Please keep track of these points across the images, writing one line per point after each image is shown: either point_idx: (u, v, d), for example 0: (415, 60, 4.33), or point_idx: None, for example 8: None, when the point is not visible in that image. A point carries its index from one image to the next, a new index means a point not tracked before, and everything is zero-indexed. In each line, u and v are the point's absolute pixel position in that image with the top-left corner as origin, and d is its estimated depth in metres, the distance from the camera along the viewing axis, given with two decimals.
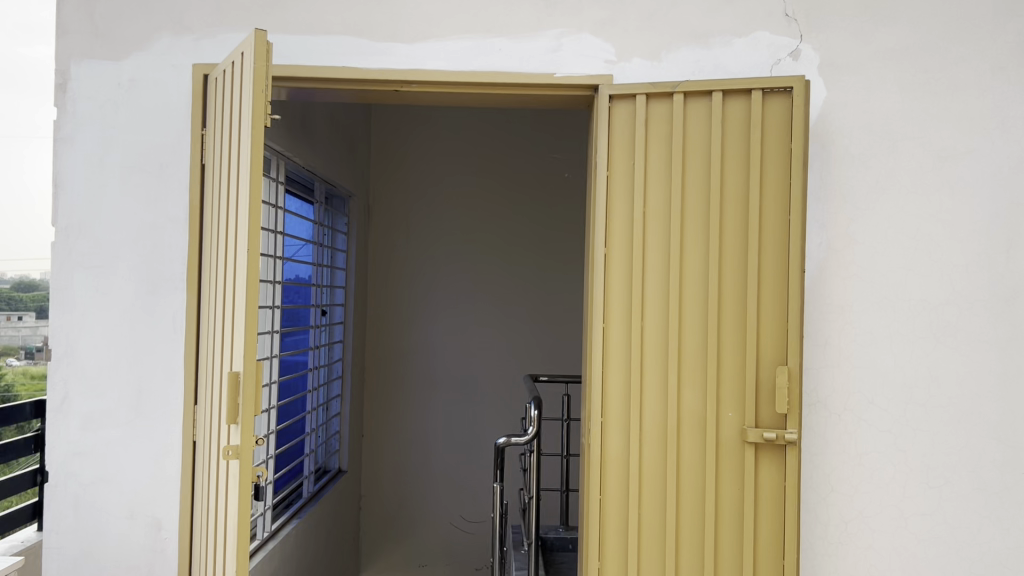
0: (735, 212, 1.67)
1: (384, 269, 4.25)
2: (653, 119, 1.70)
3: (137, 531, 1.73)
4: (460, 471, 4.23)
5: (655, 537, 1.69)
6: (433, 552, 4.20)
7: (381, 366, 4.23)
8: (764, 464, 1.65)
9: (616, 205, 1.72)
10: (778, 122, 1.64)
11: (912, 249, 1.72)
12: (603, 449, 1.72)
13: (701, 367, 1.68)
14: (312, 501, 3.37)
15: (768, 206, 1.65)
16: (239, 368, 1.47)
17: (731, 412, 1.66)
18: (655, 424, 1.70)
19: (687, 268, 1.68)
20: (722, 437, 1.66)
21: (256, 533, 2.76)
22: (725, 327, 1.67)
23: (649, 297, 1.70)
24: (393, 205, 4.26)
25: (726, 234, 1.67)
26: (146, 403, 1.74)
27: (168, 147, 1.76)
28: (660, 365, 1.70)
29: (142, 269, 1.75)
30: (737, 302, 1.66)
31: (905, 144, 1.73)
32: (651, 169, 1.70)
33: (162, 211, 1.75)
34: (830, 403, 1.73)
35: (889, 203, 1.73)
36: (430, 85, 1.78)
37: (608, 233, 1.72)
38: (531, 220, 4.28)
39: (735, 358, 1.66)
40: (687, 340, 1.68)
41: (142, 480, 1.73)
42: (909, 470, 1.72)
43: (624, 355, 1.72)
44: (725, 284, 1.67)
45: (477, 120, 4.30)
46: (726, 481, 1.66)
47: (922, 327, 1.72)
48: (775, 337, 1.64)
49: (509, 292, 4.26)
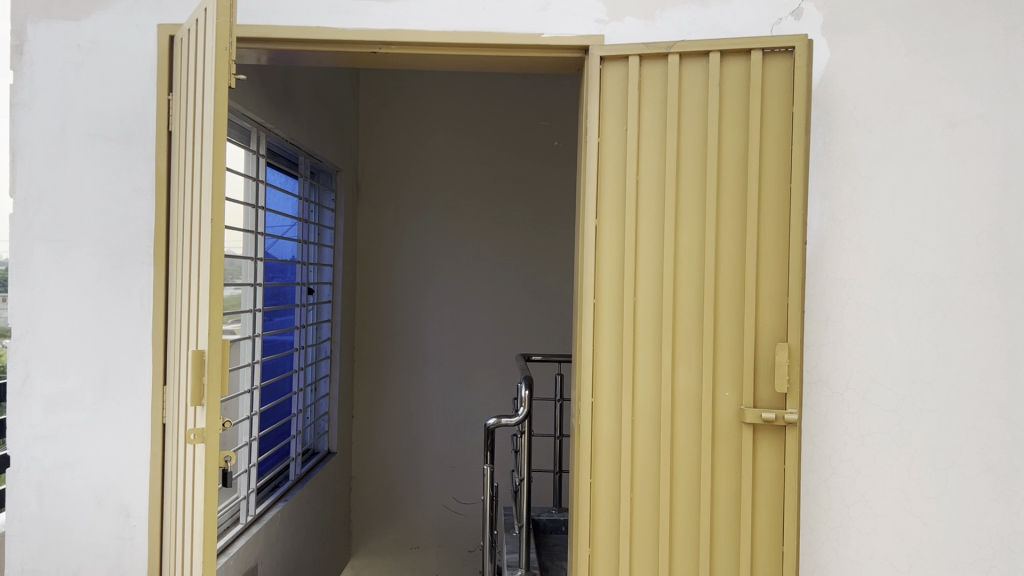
0: (733, 179, 1.57)
1: (375, 247, 4.16)
2: (646, 82, 1.60)
3: (104, 517, 1.65)
4: (452, 452, 4.16)
5: (647, 523, 1.61)
6: (425, 534, 4.15)
7: (372, 345, 4.16)
8: (762, 446, 1.56)
9: (607, 175, 1.62)
10: (779, 84, 1.55)
11: (919, 219, 1.63)
12: (593, 429, 1.64)
13: (697, 345, 1.59)
14: (299, 483, 3.29)
15: (769, 174, 1.56)
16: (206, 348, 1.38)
17: (728, 392, 1.58)
18: (649, 403, 1.62)
19: (681, 239, 1.59)
20: (718, 418, 1.58)
21: (239, 517, 2.70)
22: (722, 302, 1.58)
23: (642, 270, 1.61)
24: (383, 181, 4.15)
25: (723, 203, 1.58)
26: (112, 383, 1.65)
27: (132, 113, 1.66)
28: (654, 343, 1.61)
29: (106, 243, 1.66)
30: (736, 275, 1.57)
31: (912, 108, 1.63)
32: (644, 134, 1.60)
33: (127, 180, 1.66)
34: (833, 381, 1.65)
35: (897, 170, 1.63)
36: (409, 47, 1.68)
37: (598, 203, 1.62)
38: (525, 195, 4.17)
39: (732, 333, 1.58)
40: (681, 317, 1.60)
41: (111, 465, 1.65)
42: (914, 451, 1.63)
43: (615, 333, 1.63)
44: (723, 257, 1.58)
45: (468, 92, 4.19)
46: (721, 463, 1.58)
47: (928, 301, 1.63)
48: (775, 312, 1.55)
49: (500, 268, 4.17)
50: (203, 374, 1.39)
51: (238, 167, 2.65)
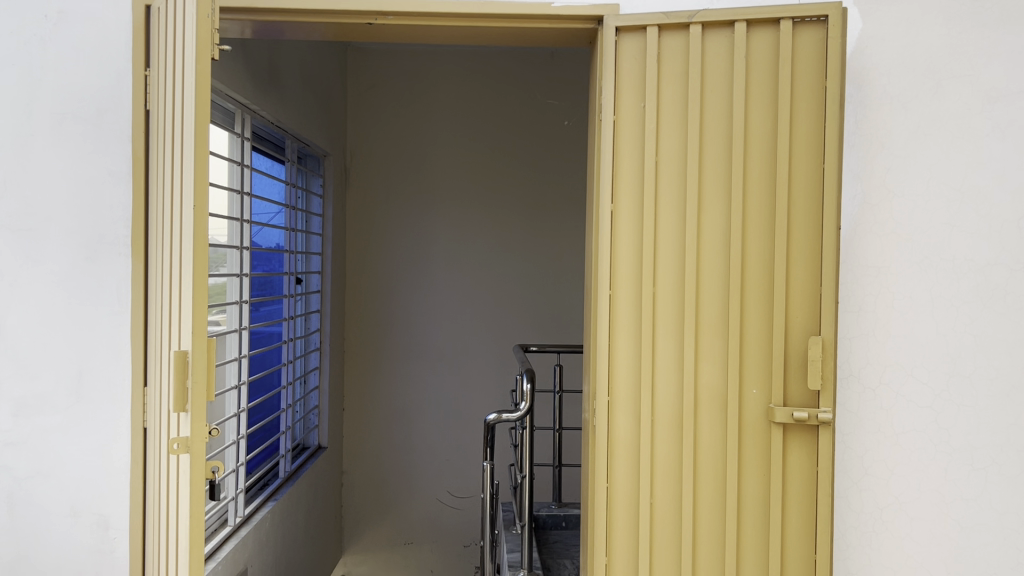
0: (760, 160, 1.46)
1: (365, 234, 4.03)
2: (666, 55, 1.48)
3: (81, 530, 1.52)
4: (446, 445, 4.04)
5: (668, 531, 1.50)
6: (418, 529, 4.04)
7: (362, 336, 4.04)
8: (793, 447, 1.46)
9: (624, 155, 1.50)
10: (810, 56, 1.44)
11: (957, 202, 1.51)
12: (610, 430, 1.52)
13: (722, 338, 1.48)
14: (289, 480, 3.16)
15: (799, 153, 1.45)
16: (191, 348, 1.27)
17: (755, 389, 1.47)
18: (670, 401, 1.50)
19: (704, 224, 1.48)
20: (745, 417, 1.47)
21: (228, 519, 2.59)
22: (748, 291, 1.47)
23: (663, 258, 1.49)
24: (372, 166, 4.02)
25: (750, 186, 1.46)
26: (88, 385, 1.52)
27: (106, 90, 1.51)
28: (675, 336, 1.50)
29: (80, 233, 1.52)
30: (764, 263, 1.46)
31: (950, 82, 1.50)
32: (664, 111, 1.48)
33: (102, 164, 1.52)
34: (864, 376, 1.54)
35: (934, 150, 1.51)
36: (407, 18, 1.55)
37: (615, 187, 1.50)
38: (520, 178, 4.05)
39: (760, 325, 1.47)
40: (705, 309, 1.48)
41: (88, 473, 1.52)
42: (951, 451, 1.51)
43: (633, 326, 1.51)
44: (750, 243, 1.47)
45: (460, 71, 4.05)
46: (749, 466, 1.48)
47: (968, 290, 1.51)
48: (806, 303, 1.45)
49: (496, 255, 4.05)
50: (188, 377, 1.28)
51: (222, 151, 2.52)
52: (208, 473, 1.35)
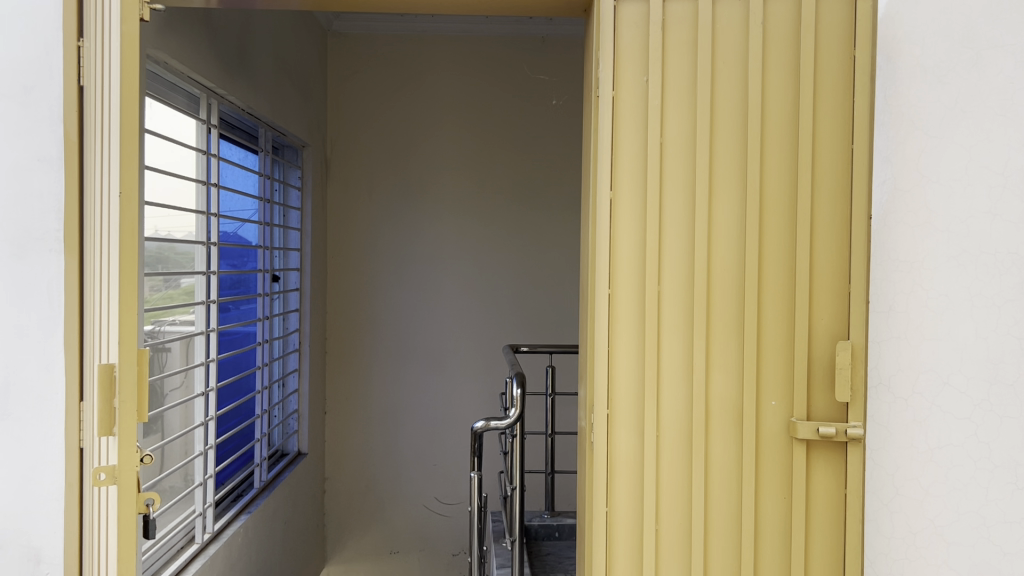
0: (780, 143, 1.29)
1: (347, 229, 3.85)
2: (671, 23, 1.30)
3: (7, 563, 1.32)
4: (433, 449, 3.87)
5: (675, 560, 1.33)
6: (404, 537, 3.87)
7: (345, 336, 3.85)
8: (817, 465, 1.29)
9: (624, 136, 1.31)
10: (835, 27, 1.28)
11: (1001, 187, 1.30)
12: (609, 447, 1.33)
13: (737, 342, 1.30)
14: (265, 491, 2.98)
15: (823, 136, 1.28)
16: (117, 364, 1.28)
17: (775, 401, 1.30)
18: (677, 414, 1.32)
19: (716, 214, 1.30)
20: (763, 432, 1.30)
21: (195, 536, 2.40)
22: (767, 290, 1.30)
23: (669, 252, 1.31)
24: (354, 159, 3.84)
25: (768, 172, 1.29)
26: (15, 399, 1.32)
27: (34, 64, 1.30)
28: (683, 342, 1.32)
29: (8, 225, 1.32)
30: (784, 258, 1.29)
31: (990, 52, 1.30)
32: (670, 86, 1.31)
33: (31, 147, 1.31)
34: (894, 385, 1.37)
35: (975, 128, 1.32)
36: None
37: (614, 172, 1.32)
38: (510, 170, 3.86)
39: (780, 329, 1.29)
40: (717, 311, 1.31)
41: (14, 499, 1.32)
42: (992, 468, 1.31)
43: (636, 330, 1.33)
44: (768, 236, 1.30)
45: (446, 58, 3.84)
46: (767, 487, 1.31)
47: (1011, 288, 1.30)
48: (833, 302, 1.28)
49: (486, 251, 3.87)
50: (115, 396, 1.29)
51: (187, 139, 2.33)
52: (142, 505, 1.33)
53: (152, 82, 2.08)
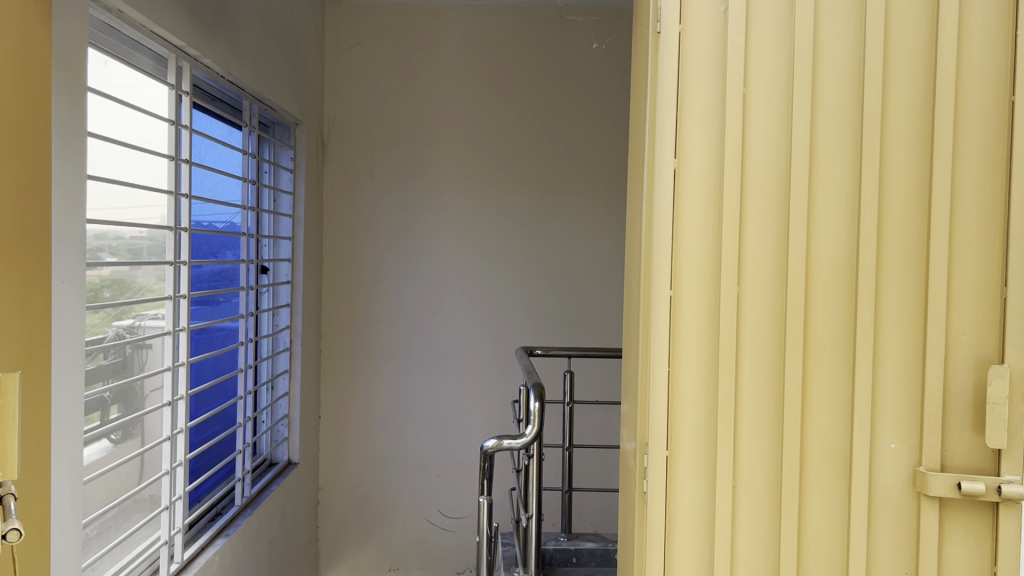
0: (907, 98, 0.96)
1: (344, 220, 3.52)
2: None
3: None
4: (438, 458, 3.55)
5: None
6: (404, 553, 3.56)
7: (342, 335, 3.53)
8: (953, 531, 0.95)
9: (695, 90, 0.99)
10: None
11: None
12: (670, 501, 1.00)
13: (843, 363, 0.97)
14: (247, 508, 2.65)
15: (968, 91, 0.95)
16: None
17: (894, 443, 0.96)
18: (761, 457, 0.99)
19: (816, 193, 0.97)
20: (877, 484, 0.96)
21: (159, 568, 2.07)
22: (886, 292, 0.97)
23: (753, 244, 0.98)
24: (353, 142, 3.51)
25: (889, 135, 0.96)
26: None
27: None
28: (770, 361, 0.98)
29: None
30: (909, 252, 0.96)
31: None
32: (761, 21, 0.97)
33: None
34: None
35: None
36: None
37: (680, 137, 0.99)
38: (524, 153, 3.51)
39: (902, 348, 0.96)
40: (815, 320, 0.98)
41: None
42: None
43: (706, 347, 0.99)
44: (887, 222, 0.97)
45: (455, 31, 3.50)
46: (883, 558, 0.97)
47: None
48: (979, 312, 0.95)
49: (497, 242, 3.53)
50: None
51: (158, 108, 2.00)
52: None
53: (104, 36, 1.74)
